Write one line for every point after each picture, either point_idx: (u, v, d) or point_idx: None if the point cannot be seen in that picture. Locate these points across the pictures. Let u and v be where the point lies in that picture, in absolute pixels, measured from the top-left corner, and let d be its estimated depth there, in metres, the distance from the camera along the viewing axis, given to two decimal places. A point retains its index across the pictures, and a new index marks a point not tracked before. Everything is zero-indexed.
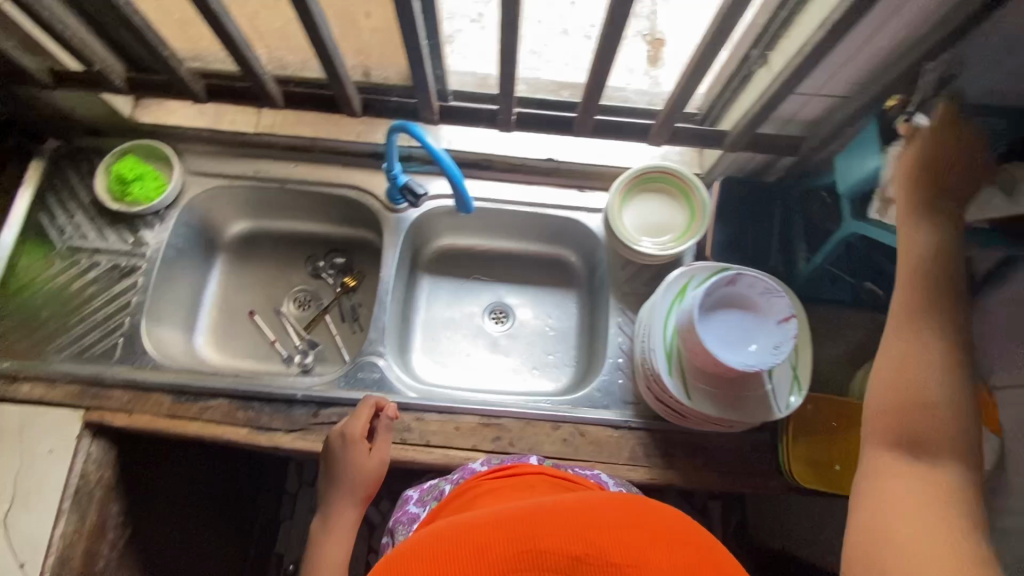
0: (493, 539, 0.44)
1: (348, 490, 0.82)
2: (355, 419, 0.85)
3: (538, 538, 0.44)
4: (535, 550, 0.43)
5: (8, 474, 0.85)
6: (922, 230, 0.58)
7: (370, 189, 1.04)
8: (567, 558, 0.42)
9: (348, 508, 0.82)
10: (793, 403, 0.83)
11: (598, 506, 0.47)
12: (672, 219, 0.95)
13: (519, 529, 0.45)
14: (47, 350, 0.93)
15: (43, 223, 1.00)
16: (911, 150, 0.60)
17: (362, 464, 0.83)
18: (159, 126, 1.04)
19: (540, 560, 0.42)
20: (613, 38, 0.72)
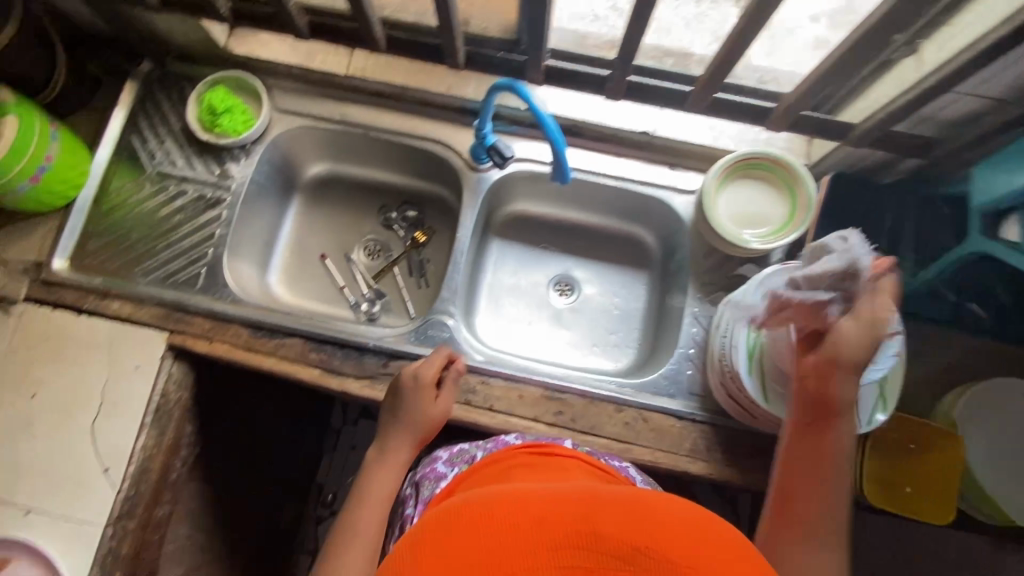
0: (550, 516, 0.42)
1: (407, 428, 0.81)
2: (429, 362, 0.85)
3: (598, 521, 0.41)
4: (595, 532, 0.41)
5: (98, 383, 0.90)
6: (828, 416, 0.65)
7: (454, 145, 1.02)
8: (626, 547, 0.40)
9: (402, 444, 0.80)
10: (876, 420, 0.79)
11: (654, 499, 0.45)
12: (771, 212, 0.90)
13: (576, 510, 0.43)
14: (135, 271, 0.96)
15: (135, 146, 1.01)
16: (832, 346, 0.65)
17: (426, 406, 0.82)
18: (251, 59, 1.03)
19: (600, 545, 0.40)
20: (760, 11, 0.66)
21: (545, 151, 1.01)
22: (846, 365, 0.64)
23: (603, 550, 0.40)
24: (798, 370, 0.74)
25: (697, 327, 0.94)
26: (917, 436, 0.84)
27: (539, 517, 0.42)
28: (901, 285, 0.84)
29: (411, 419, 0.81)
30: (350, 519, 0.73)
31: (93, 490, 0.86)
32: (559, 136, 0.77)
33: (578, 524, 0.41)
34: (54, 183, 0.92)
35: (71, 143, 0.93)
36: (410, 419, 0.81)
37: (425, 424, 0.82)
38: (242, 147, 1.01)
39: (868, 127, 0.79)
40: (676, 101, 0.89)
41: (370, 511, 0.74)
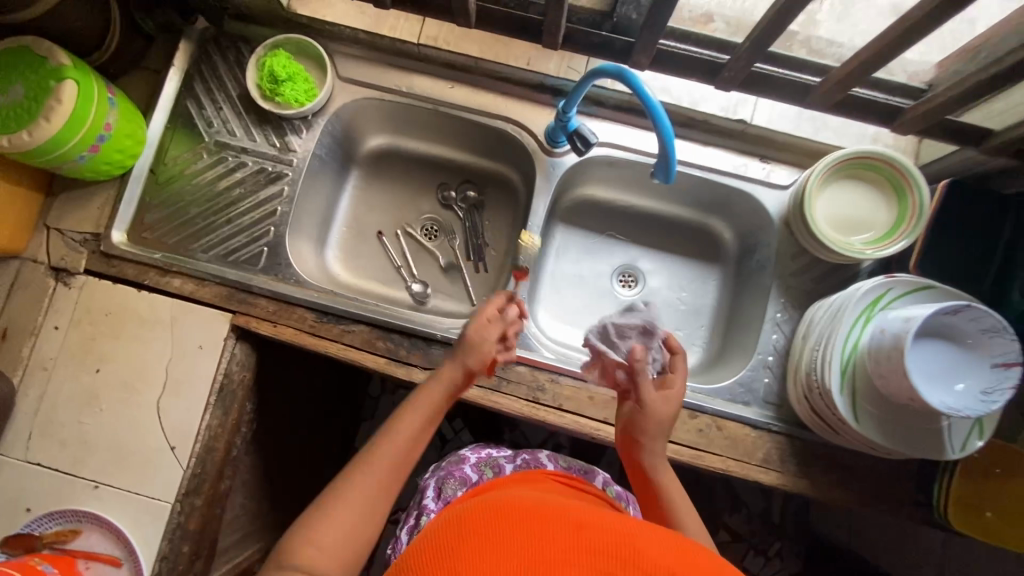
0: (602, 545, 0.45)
1: (460, 356, 0.70)
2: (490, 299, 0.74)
3: (635, 539, 0.42)
4: (630, 547, 0.41)
5: (162, 360, 0.89)
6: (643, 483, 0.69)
7: (529, 126, 0.95)
8: None
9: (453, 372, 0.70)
10: (970, 446, 0.75)
11: (677, 536, 0.45)
12: (874, 216, 0.84)
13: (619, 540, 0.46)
14: (194, 247, 0.93)
15: (191, 112, 0.96)
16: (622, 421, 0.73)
17: (485, 332, 0.71)
18: (315, 21, 0.95)
19: (633, 558, 0.40)
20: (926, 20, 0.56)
21: (627, 136, 0.94)
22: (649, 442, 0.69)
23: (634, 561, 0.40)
24: (907, 397, 0.70)
25: (778, 334, 0.90)
26: (1003, 462, 0.83)
27: (578, 522, 0.44)
28: (1009, 304, 0.77)
29: (464, 345, 0.70)
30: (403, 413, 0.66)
31: (162, 467, 0.87)
32: (672, 130, 0.71)
33: (616, 541, 0.42)
34: (113, 152, 0.87)
35: (129, 110, 0.88)
36: (463, 347, 0.70)
37: (481, 354, 0.70)
38: (304, 118, 0.96)
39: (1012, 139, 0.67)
40: (794, 94, 0.75)
41: (410, 421, 0.65)
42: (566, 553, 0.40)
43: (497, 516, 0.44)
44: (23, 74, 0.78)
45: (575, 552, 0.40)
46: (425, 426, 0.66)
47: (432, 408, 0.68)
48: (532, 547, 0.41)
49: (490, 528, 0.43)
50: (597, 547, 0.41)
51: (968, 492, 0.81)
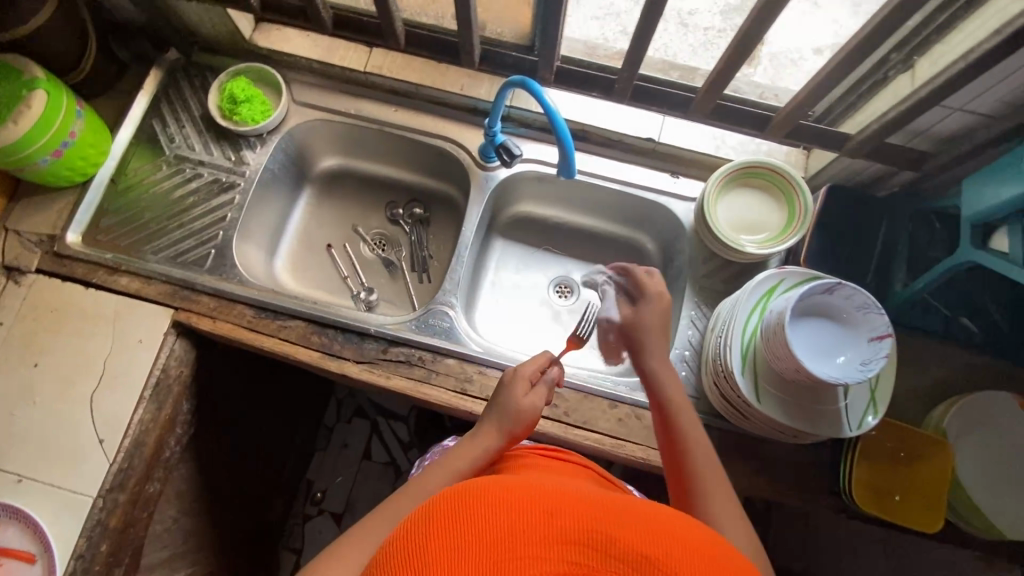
0: (575, 512, 0.42)
1: (495, 418, 0.75)
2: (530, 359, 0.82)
3: (612, 524, 0.41)
4: (603, 536, 0.40)
5: (100, 354, 0.91)
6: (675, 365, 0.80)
7: (464, 144, 1.05)
8: (637, 555, 0.39)
9: (488, 434, 0.73)
10: (867, 424, 0.79)
11: (655, 512, 0.44)
12: (768, 219, 0.93)
13: (593, 511, 0.42)
14: (145, 249, 0.98)
15: (155, 130, 1.05)
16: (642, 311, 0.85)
17: (522, 399, 0.76)
18: (274, 53, 1.06)
19: (609, 548, 0.40)
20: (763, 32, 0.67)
21: (551, 154, 1.04)
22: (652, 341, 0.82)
23: (609, 551, 0.39)
24: (795, 371, 0.75)
25: (693, 330, 0.96)
26: (908, 447, 0.84)
27: (553, 508, 0.42)
28: (894, 295, 0.87)
29: (502, 410, 0.75)
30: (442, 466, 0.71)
31: (87, 460, 0.87)
32: (569, 134, 0.81)
33: (588, 526, 0.41)
34: (76, 159, 0.95)
35: (95, 123, 0.97)
36: (501, 410, 0.75)
37: (522, 420, 0.75)
38: (259, 135, 1.05)
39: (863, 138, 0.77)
40: (680, 107, 0.86)
41: (440, 476, 0.69)
42: (541, 544, 0.39)
43: (468, 504, 0.42)
44: None
45: (547, 544, 0.39)
46: (452, 485, 0.69)
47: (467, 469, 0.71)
48: (503, 538, 0.39)
49: (463, 519, 0.41)
50: (571, 536, 0.40)
51: (876, 478, 0.84)
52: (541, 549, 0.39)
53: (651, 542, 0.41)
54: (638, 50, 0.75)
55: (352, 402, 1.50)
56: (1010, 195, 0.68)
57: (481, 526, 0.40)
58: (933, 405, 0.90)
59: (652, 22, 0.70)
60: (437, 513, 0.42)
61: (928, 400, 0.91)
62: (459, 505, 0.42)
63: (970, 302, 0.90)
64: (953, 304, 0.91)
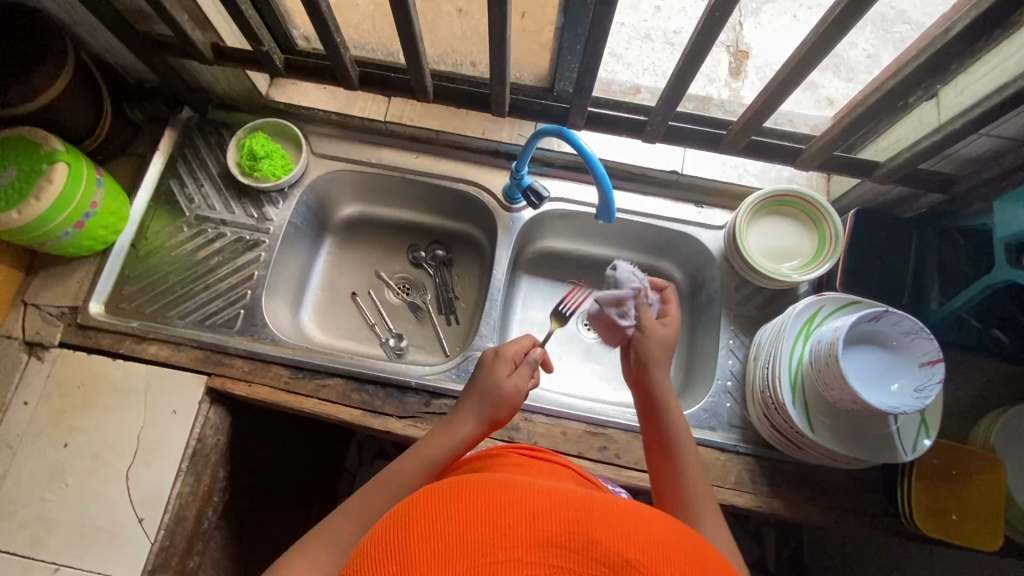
0: (548, 509, 0.39)
1: (473, 404, 0.75)
2: (514, 342, 0.80)
3: (592, 526, 0.38)
4: (584, 538, 0.37)
5: (133, 427, 0.88)
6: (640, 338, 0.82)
7: (488, 186, 1.05)
8: (620, 558, 0.36)
9: (464, 422, 0.73)
10: (922, 447, 0.79)
11: (636, 512, 0.41)
12: (799, 245, 0.94)
13: (571, 510, 0.39)
14: (171, 314, 0.96)
15: (174, 191, 1.03)
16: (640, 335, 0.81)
17: (504, 382, 0.76)
18: (291, 106, 1.06)
19: (588, 549, 0.37)
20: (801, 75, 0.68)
21: (575, 191, 1.05)
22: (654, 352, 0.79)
23: (589, 553, 0.36)
24: (852, 403, 0.75)
25: (733, 358, 0.96)
26: (960, 466, 0.84)
27: (532, 508, 0.39)
28: (930, 314, 0.88)
29: (480, 396, 0.75)
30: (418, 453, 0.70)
31: (128, 541, 0.84)
32: (608, 178, 0.83)
33: (568, 527, 0.38)
34: (97, 228, 0.93)
35: (114, 190, 0.95)
36: (481, 397, 0.75)
37: (499, 405, 0.75)
38: (280, 190, 1.04)
39: (893, 167, 0.79)
40: (710, 143, 0.87)
41: (413, 465, 0.69)
42: (518, 546, 0.36)
43: (444, 506, 0.40)
44: (17, 160, 0.84)
45: (525, 546, 0.36)
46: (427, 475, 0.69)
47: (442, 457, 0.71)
48: (480, 539, 0.37)
49: (435, 518, 0.39)
50: (550, 538, 0.37)
51: (932, 497, 0.84)
52: (517, 552, 0.36)
53: (630, 541, 0.38)
54: (674, 93, 0.76)
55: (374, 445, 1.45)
56: None
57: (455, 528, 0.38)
58: (976, 419, 0.91)
59: (690, 67, 0.71)
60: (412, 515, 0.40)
61: (969, 414, 0.92)
62: (433, 507, 0.40)
63: (1001, 315, 0.92)
64: (985, 317, 0.93)
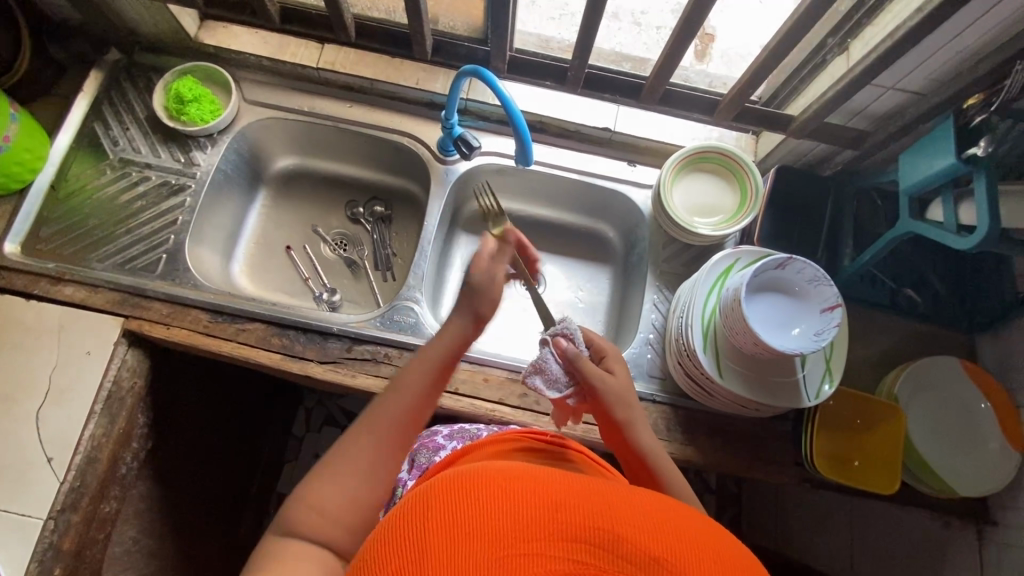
0: (573, 502, 0.39)
1: (464, 298, 0.67)
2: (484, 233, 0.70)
3: (617, 522, 0.38)
4: (610, 534, 0.37)
5: (45, 368, 0.87)
6: (616, 380, 0.70)
7: (422, 139, 1.04)
8: (646, 557, 0.36)
9: (457, 321, 0.67)
10: (824, 392, 0.82)
11: (666, 513, 0.41)
12: (723, 201, 0.96)
13: (596, 504, 0.39)
14: (90, 256, 0.94)
15: (98, 134, 1.01)
16: (606, 385, 0.68)
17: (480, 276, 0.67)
18: (221, 50, 1.04)
19: (617, 547, 0.37)
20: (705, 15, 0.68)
21: (509, 146, 1.05)
22: (611, 409, 0.68)
23: (615, 550, 0.37)
24: (756, 347, 0.76)
25: (656, 313, 0.98)
26: (863, 414, 0.88)
27: (557, 501, 0.39)
28: (843, 269, 0.90)
29: (469, 292, 0.67)
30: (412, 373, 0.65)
31: (36, 481, 0.83)
32: (525, 124, 0.83)
33: (595, 522, 0.38)
34: (11, 165, 0.90)
35: (32, 126, 0.92)
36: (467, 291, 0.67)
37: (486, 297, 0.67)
38: (209, 136, 1.02)
39: (805, 118, 0.81)
40: (633, 95, 0.88)
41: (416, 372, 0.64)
42: (542, 540, 0.36)
43: (475, 489, 0.39)
44: None
45: (552, 541, 0.36)
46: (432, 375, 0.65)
47: (444, 357, 0.66)
48: (508, 530, 0.37)
49: (456, 501, 0.39)
50: (578, 533, 0.37)
51: (836, 449, 0.87)
52: (543, 545, 0.36)
53: (659, 539, 0.38)
54: (586, 39, 0.76)
55: (321, 410, 1.45)
56: (940, 164, 0.72)
57: (482, 515, 0.38)
58: (884, 373, 0.95)
59: (598, 11, 0.72)
60: (437, 498, 0.39)
61: (879, 368, 0.95)
62: (458, 492, 0.39)
63: (913, 274, 0.95)
64: (898, 277, 0.96)
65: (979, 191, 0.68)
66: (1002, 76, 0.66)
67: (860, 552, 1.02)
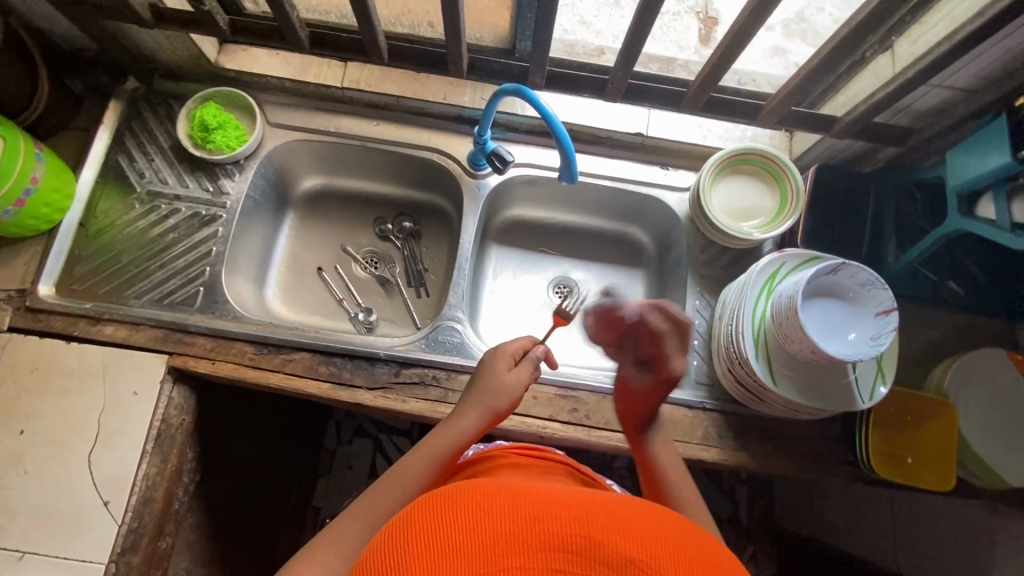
0: (550, 512, 0.39)
1: (476, 394, 0.72)
2: (515, 339, 0.78)
3: (593, 527, 0.38)
4: (586, 539, 0.37)
5: (93, 411, 0.86)
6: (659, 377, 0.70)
7: (452, 153, 1.03)
8: (620, 558, 0.36)
9: (468, 415, 0.70)
10: (878, 394, 0.82)
11: (641, 516, 0.41)
12: (762, 204, 0.95)
13: (574, 511, 0.39)
14: (127, 293, 0.93)
15: (122, 166, 0.99)
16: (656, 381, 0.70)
17: (504, 377, 0.73)
18: (243, 74, 1.02)
19: (593, 552, 0.36)
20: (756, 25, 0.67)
21: (540, 156, 1.04)
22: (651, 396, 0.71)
23: (594, 556, 0.36)
24: (814, 354, 0.76)
25: (700, 319, 0.98)
26: (914, 411, 0.88)
27: (535, 512, 0.39)
28: (887, 267, 0.90)
29: (482, 390, 0.72)
30: (422, 462, 0.66)
31: (95, 525, 0.82)
32: (570, 140, 0.81)
33: (571, 529, 0.37)
34: (40, 206, 0.88)
35: (58, 166, 0.90)
36: (486, 391, 0.72)
37: (500, 395, 0.72)
38: (236, 162, 1.00)
39: (851, 120, 0.80)
40: (672, 102, 0.87)
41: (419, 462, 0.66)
42: (522, 552, 0.36)
43: (454, 512, 0.39)
44: None
45: (529, 552, 0.36)
46: (435, 470, 0.67)
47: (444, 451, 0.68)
48: (486, 545, 0.37)
49: (432, 526, 0.39)
50: (556, 542, 0.36)
51: (889, 443, 0.87)
52: (522, 558, 0.36)
53: (636, 541, 0.38)
54: (631, 52, 0.75)
55: (353, 423, 1.44)
56: (994, 164, 0.71)
57: (456, 532, 0.38)
58: (930, 367, 0.95)
59: (645, 25, 0.70)
60: (414, 523, 0.40)
61: (924, 362, 0.96)
62: (434, 515, 0.40)
63: (955, 267, 0.95)
64: (939, 270, 0.96)
65: None
66: None
67: (906, 540, 1.04)
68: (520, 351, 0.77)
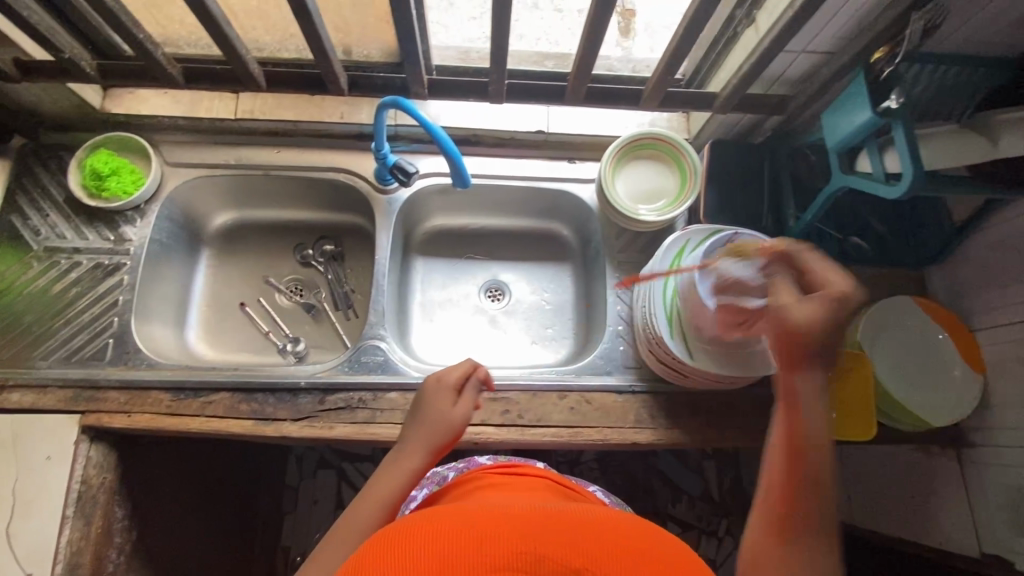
0: (495, 531, 0.39)
1: (421, 434, 0.67)
2: (453, 365, 0.73)
3: (537, 542, 0.38)
4: (530, 554, 0.37)
5: (5, 483, 0.82)
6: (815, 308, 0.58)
7: (358, 172, 1.02)
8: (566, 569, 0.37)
9: (412, 455, 0.65)
10: None
11: (587, 525, 0.42)
12: (665, 185, 0.97)
13: (520, 529, 0.40)
14: (32, 355, 0.90)
15: (16, 226, 0.96)
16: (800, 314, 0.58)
17: (444, 411, 0.69)
18: (133, 117, 1.00)
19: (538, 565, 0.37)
20: (605, 14, 0.69)
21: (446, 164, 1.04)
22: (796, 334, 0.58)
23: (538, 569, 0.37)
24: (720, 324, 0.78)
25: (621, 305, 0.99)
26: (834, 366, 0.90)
27: (479, 534, 0.39)
28: (790, 231, 0.92)
29: (426, 428, 0.67)
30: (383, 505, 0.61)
31: None
32: (453, 144, 0.81)
33: (515, 547, 0.38)
34: None
35: None
36: (426, 424, 0.67)
37: (444, 434, 0.67)
38: (136, 208, 0.98)
39: (727, 94, 0.83)
40: (557, 96, 0.89)
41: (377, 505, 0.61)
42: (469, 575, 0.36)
43: (401, 545, 0.39)
44: None
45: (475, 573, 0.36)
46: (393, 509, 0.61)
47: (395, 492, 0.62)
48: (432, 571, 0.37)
49: (382, 560, 0.38)
50: (500, 562, 0.37)
51: None
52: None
53: (580, 550, 0.38)
54: (499, 51, 0.76)
55: (313, 455, 1.41)
56: (859, 121, 0.73)
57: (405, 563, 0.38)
58: None
59: (504, 24, 0.71)
60: (365, 562, 0.39)
61: None
62: (383, 549, 0.39)
63: (858, 222, 0.99)
64: (844, 227, 0.99)
65: (898, 139, 0.69)
66: (901, 28, 0.68)
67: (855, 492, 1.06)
68: (462, 379, 0.72)
